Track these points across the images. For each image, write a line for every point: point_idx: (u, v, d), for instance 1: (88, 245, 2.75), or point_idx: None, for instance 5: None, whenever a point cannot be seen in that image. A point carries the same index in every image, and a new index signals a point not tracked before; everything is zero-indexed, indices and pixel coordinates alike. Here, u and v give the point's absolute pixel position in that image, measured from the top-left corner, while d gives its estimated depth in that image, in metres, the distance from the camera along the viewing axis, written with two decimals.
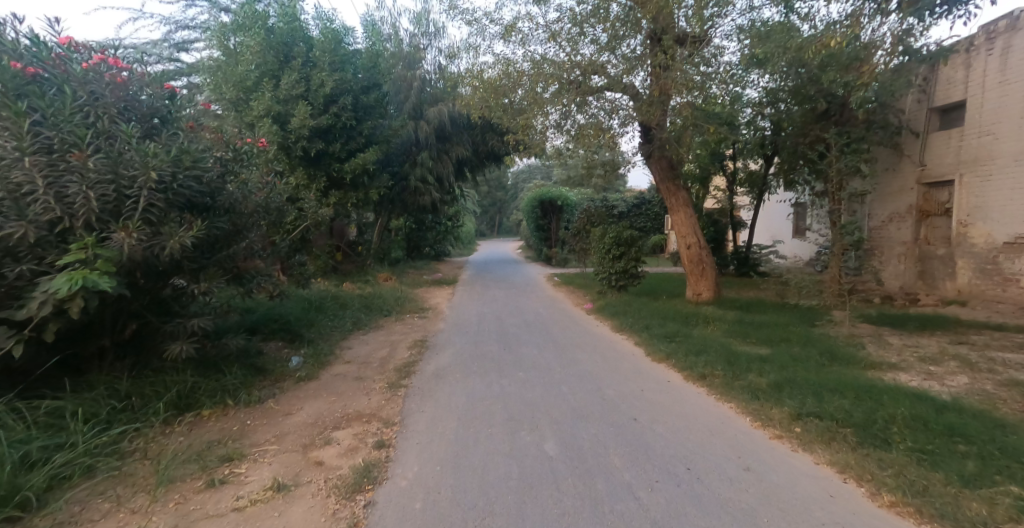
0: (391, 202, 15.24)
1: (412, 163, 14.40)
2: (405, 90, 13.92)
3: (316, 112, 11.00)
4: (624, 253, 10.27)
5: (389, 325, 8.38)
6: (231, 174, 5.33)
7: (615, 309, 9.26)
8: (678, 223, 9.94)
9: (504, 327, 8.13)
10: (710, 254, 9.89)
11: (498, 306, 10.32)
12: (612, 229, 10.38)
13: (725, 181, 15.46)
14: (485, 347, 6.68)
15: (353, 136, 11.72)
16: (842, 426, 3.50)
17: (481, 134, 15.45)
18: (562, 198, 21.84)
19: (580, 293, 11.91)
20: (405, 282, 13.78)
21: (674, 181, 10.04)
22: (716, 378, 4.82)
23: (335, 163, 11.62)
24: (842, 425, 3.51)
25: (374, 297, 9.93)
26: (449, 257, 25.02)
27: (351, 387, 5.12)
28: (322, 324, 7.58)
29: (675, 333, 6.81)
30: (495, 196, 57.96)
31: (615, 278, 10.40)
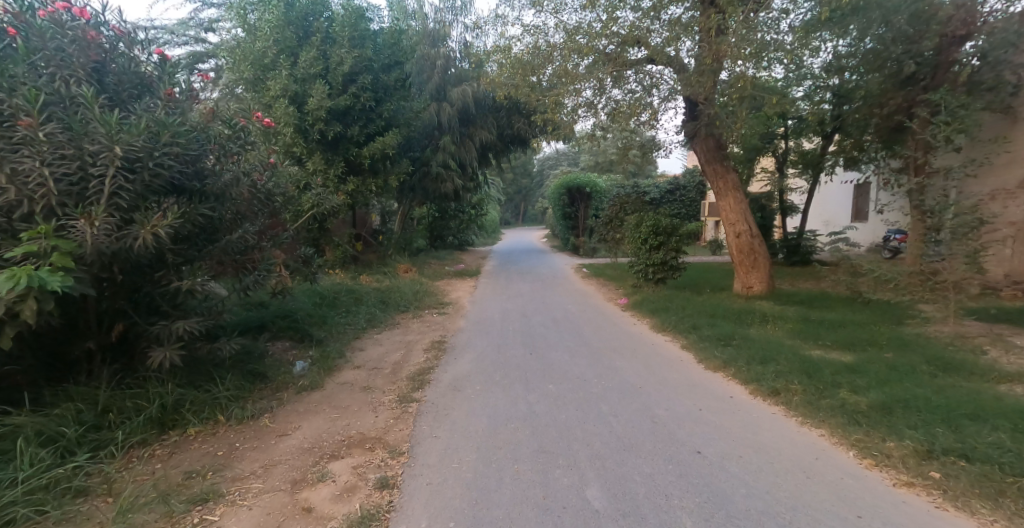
0: (412, 189, 14.61)
1: (434, 148, 13.70)
2: (428, 70, 13.17)
3: (334, 93, 10.32)
4: (662, 243, 9.37)
5: (407, 322, 7.74)
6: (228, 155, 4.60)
7: (654, 305, 8.39)
8: (726, 209, 8.96)
9: (531, 326, 7.39)
10: (762, 243, 8.91)
11: (524, 302, 9.61)
12: (649, 216, 9.49)
13: (776, 163, 14.42)
14: (510, 351, 5.96)
15: (373, 118, 11.04)
16: (1010, 475, 2.68)
17: (508, 116, 14.63)
18: (591, 184, 20.89)
19: (613, 286, 11.09)
20: (427, 273, 13.18)
21: (722, 162, 9.08)
22: (794, 395, 3.96)
23: (354, 147, 10.96)
24: (1009, 474, 2.69)
25: (393, 291, 9.32)
26: (472, 246, 24.36)
27: (358, 400, 4.44)
28: (333, 322, 6.98)
29: (730, 334, 5.94)
30: (520, 183, 57.21)
31: (654, 270, 9.48)
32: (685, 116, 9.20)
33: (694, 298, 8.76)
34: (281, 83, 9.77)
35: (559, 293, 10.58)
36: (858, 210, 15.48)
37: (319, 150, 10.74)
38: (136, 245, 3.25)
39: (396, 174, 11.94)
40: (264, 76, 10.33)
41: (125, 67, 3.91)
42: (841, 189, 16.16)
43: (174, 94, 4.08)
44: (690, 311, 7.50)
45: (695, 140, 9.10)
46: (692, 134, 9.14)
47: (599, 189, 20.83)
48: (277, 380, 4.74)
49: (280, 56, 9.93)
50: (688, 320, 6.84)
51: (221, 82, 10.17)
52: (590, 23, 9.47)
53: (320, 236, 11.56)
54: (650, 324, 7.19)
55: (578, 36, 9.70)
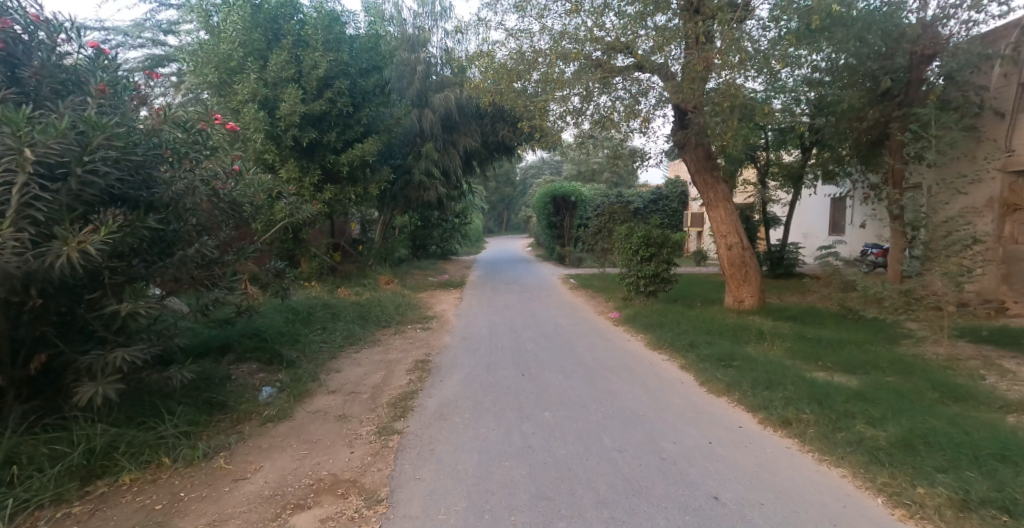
0: (393, 198, 14.15)
1: (416, 155, 13.30)
2: (409, 75, 12.80)
3: (308, 98, 9.88)
4: (654, 254, 9.15)
5: (388, 339, 7.29)
6: (182, 161, 4.14)
7: (645, 319, 8.10)
8: (717, 221, 8.73)
9: (520, 343, 7.00)
10: (754, 256, 8.72)
11: (512, 315, 9.22)
12: (640, 227, 9.26)
13: (758, 174, 14.37)
14: (499, 372, 5.57)
15: (351, 124, 10.62)
16: None
17: (491, 123, 14.31)
18: (575, 194, 20.70)
19: (602, 299, 10.80)
20: (409, 285, 12.70)
21: (712, 173, 8.86)
22: (807, 425, 3.66)
23: (330, 154, 10.49)
24: None
25: (373, 305, 8.86)
26: (456, 256, 23.91)
27: (329, 433, 3.99)
28: (308, 340, 6.50)
29: (728, 353, 5.64)
30: (504, 192, 57.05)
31: (646, 282, 9.23)
32: (675, 125, 9.01)
33: (686, 312, 8.49)
34: (250, 86, 9.27)
35: (548, 306, 10.23)
36: (834, 223, 15.36)
37: (295, 156, 10.26)
38: (58, 264, 2.81)
39: (376, 182, 11.49)
40: (230, 80, 9.80)
41: (50, 62, 3.41)
42: (819, 202, 16.12)
43: (106, 90, 3.54)
44: (684, 327, 7.20)
45: (684, 150, 8.90)
46: (681, 144, 8.96)
47: (584, 199, 20.61)
48: (240, 410, 4.26)
49: (248, 59, 9.44)
50: (683, 337, 6.54)
51: (185, 87, 9.63)
52: (575, 30, 9.23)
53: (295, 246, 11.02)
54: (643, 341, 6.87)
55: (563, 44, 9.46)
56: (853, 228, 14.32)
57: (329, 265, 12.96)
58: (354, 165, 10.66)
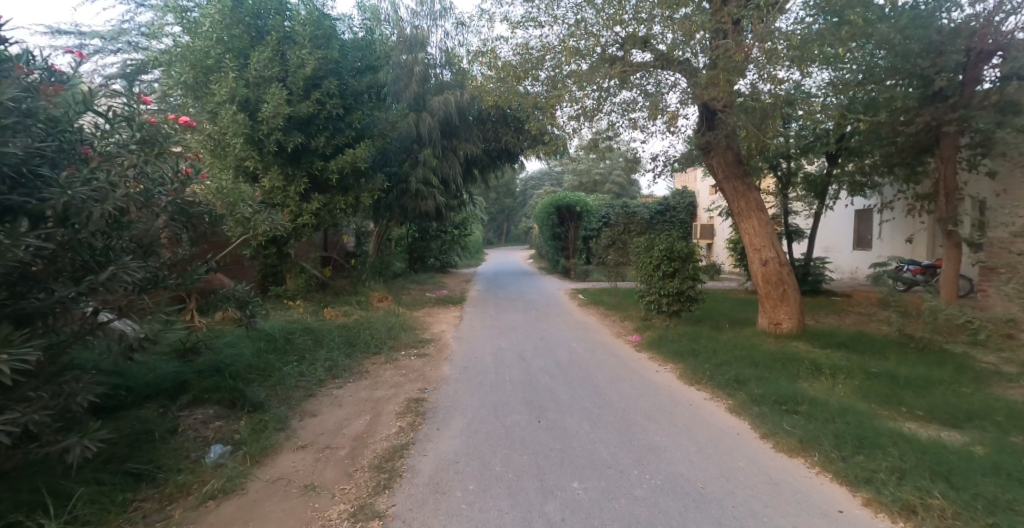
0: (389, 207, 13.26)
1: (413, 162, 12.42)
2: (405, 76, 11.91)
3: (294, 99, 8.97)
4: (678, 270, 8.23)
5: (378, 370, 6.29)
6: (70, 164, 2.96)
7: (670, 344, 7.15)
8: (749, 232, 7.86)
9: (532, 375, 6.01)
10: (791, 272, 7.81)
11: (520, 338, 8.28)
12: (662, 239, 8.40)
13: (777, 183, 13.48)
14: (510, 416, 4.62)
15: (342, 128, 9.74)
16: None
17: (494, 128, 13.47)
18: (581, 204, 19.85)
19: (616, 318, 9.85)
20: (405, 302, 11.72)
21: (743, 180, 7.98)
22: (943, 520, 2.67)
23: (319, 160, 9.57)
24: None
25: (363, 328, 7.87)
26: (456, 268, 22.94)
27: (289, 517, 2.97)
28: (281, 374, 5.50)
29: (787, 393, 4.67)
30: (503, 203, 56.40)
31: (667, 301, 8.28)
32: (702, 127, 8.16)
33: (716, 335, 7.50)
34: (227, 85, 8.34)
35: (560, 326, 9.28)
36: (859, 236, 14.58)
37: (282, 162, 9.35)
38: None
39: (369, 191, 10.59)
40: (206, 80, 8.88)
41: None
42: (842, 213, 15.32)
43: None
44: (723, 354, 6.21)
45: (711, 154, 8.06)
46: (706, 148, 8.13)
47: (589, 209, 19.72)
48: (173, 483, 3.25)
49: (224, 55, 8.51)
50: (724, 370, 5.57)
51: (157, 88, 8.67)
52: (589, 24, 8.36)
53: (281, 261, 10.05)
54: (675, 373, 5.92)
55: (575, 40, 8.59)
56: (882, 241, 13.53)
57: (319, 280, 12.04)
58: (345, 172, 9.77)
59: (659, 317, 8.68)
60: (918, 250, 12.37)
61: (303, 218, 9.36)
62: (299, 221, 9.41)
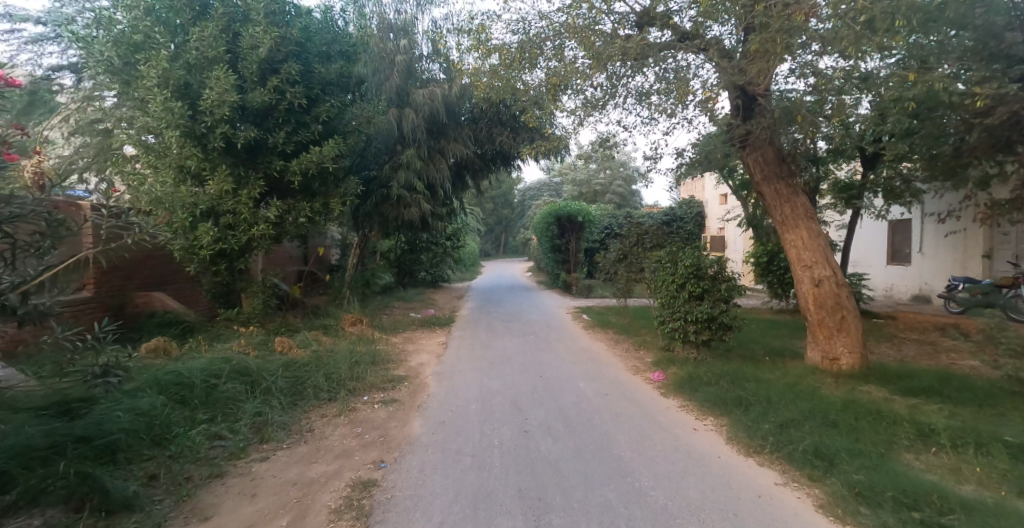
0: (369, 215, 11.80)
1: (394, 165, 11.02)
2: (385, 67, 10.55)
3: (247, 87, 7.58)
4: (707, 291, 6.74)
5: (326, 429, 4.77)
6: None
7: (704, 385, 5.62)
8: (796, 245, 6.36)
9: (529, 438, 4.46)
10: (850, 293, 6.30)
11: (516, 375, 6.73)
12: (687, 252, 6.98)
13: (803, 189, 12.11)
14: (495, 522, 3.06)
15: (307, 123, 8.37)
16: None
17: (487, 128, 12.10)
18: (583, 214, 18.54)
19: (628, 347, 8.36)
20: (384, 326, 10.19)
21: (786, 181, 6.51)
22: None
23: (278, 160, 8.14)
24: None
25: (320, 365, 6.34)
26: (449, 283, 21.39)
27: None
28: (178, 444, 3.95)
29: (910, 486, 3.13)
30: (501, 213, 55.26)
31: (696, 331, 6.70)
32: (736, 117, 6.75)
33: (761, 374, 5.96)
34: (160, 64, 6.89)
35: (564, 357, 7.72)
36: (895, 249, 13.29)
37: (233, 161, 7.89)
38: None
39: (340, 198, 9.18)
40: (137, 60, 7.43)
41: None
42: (871, 226, 14.04)
43: None
44: (783, 407, 4.68)
45: (745, 150, 6.63)
46: (738, 143, 6.70)
47: (592, 219, 18.87)
48: None
49: (157, 29, 7.04)
50: (791, 436, 4.06)
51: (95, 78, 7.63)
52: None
53: (233, 280, 8.50)
54: (723, 438, 4.35)
55: (579, 13, 7.23)
56: (923, 255, 12.25)
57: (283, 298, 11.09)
58: (311, 174, 8.35)
59: (684, 349, 7.12)
60: (971, 266, 11.06)
61: (258, 229, 7.86)
62: (253, 232, 7.89)
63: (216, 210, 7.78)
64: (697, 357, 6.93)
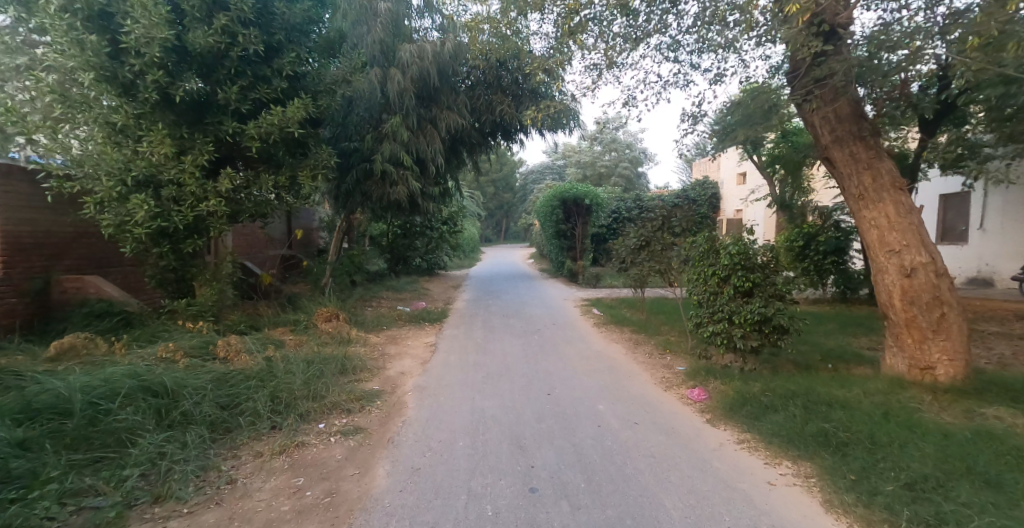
0: (351, 194, 10.43)
1: (378, 135, 9.62)
2: (367, 18, 9.11)
3: (186, 26, 6.20)
4: (758, 285, 5.39)
5: (254, 479, 3.45)
6: None
7: (765, 410, 4.26)
8: (880, 224, 4.95)
9: (540, 501, 3.10)
10: (952, 285, 4.88)
11: (518, 391, 5.39)
12: (733, 239, 5.61)
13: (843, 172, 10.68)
14: None
15: (267, 77, 7.00)
16: None
17: (486, 95, 10.67)
18: (591, 196, 17.13)
19: (650, 354, 7.03)
20: (365, 323, 8.85)
21: (866, 143, 5.10)
22: None
23: (230, 120, 6.76)
24: None
25: (270, 377, 5.02)
26: (446, 272, 20.04)
27: None
28: (6, 511, 2.63)
29: None
30: (502, 198, 53.74)
31: (744, 335, 5.33)
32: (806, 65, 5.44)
33: (835, 392, 4.58)
34: None
35: (576, 366, 6.37)
36: (947, 228, 12.69)
37: (173, 121, 6.55)
38: None
39: (311, 171, 7.80)
40: None
41: None
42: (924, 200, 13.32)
43: None
44: (895, 454, 3.31)
45: (812, 104, 5.26)
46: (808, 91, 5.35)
47: (600, 202, 17.48)
48: None
49: None
50: (940, 512, 2.68)
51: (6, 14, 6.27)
52: None
53: (182, 268, 7.10)
54: (818, 501, 2.97)
55: None
56: (984, 233, 11.62)
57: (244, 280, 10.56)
58: (272, 140, 6.98)
59: (727, 357, 5.75)
60: None
61: (207, 205, 6.48)
62: (201, 208, 6.49)
63: (156, 179, 6.37)
64: (744, 370, 5.54)
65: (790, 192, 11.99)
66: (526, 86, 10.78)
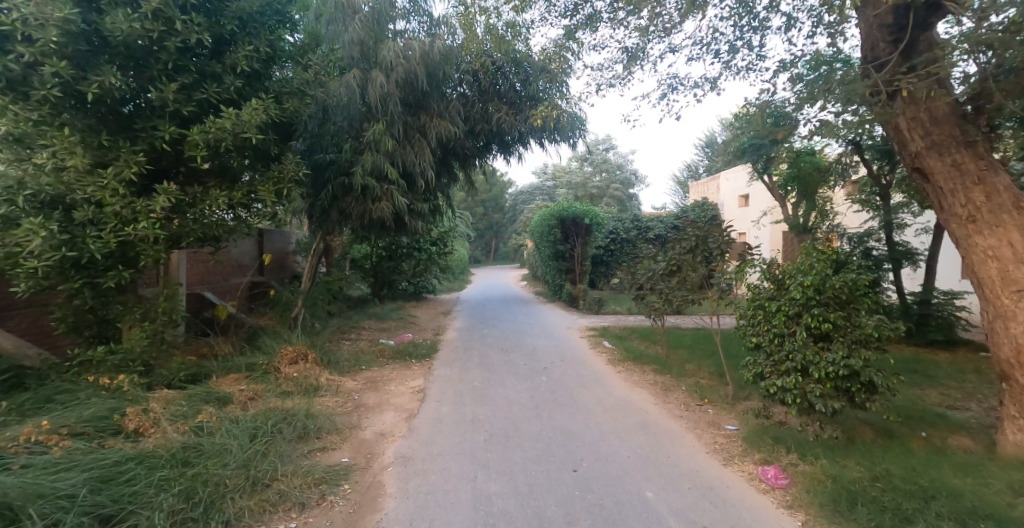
0: (327, 214, 9.19)
1: (357, 147, 8.45)
2: (345, 16, 8.01)
3: (109, 9, 5.01)
4: (839, 329, 4.16)
5: None
6: None
7: (897, 519, 3.01)
8: (999, 253, 4.07)
9: None
10: None
11: (532, 467, 4.08)
12: (807, 264, 4.41)
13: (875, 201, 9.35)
14: None
15: (218, 73, 5.81)
16: None
17: (479, 103, 9.59)
18: (591, 215, 16.03)
19: (684, 404, 5.77)
20: (339, 364, 7.52)
21: (973, 152, 4.31)
22: None
23: (167, 122, 5.50)
24: None
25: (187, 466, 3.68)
26: (435, 296, 18.74)
27: None
28: None
29: None
30: (493, 218, 52.79)
31: (823, 394, 4.07)
32: (892, 58, 4.75)
33: (973, 487, 3.36)
34: None
35: (599, 424, 5.10)
36: None
37: (91, 125, 5.30)
38: None
39: (273, 184, 6.54)
40: None
41: None
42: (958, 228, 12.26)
43: None
44: None
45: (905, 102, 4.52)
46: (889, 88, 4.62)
47: (600, 221, 16.36)
48: None
49: None
50: None
51: None
52: None
53: (105, 306, 5.73)
54: None
55: None
56: None
57: (193, 312, 9.45)
58: (222, 148, 5.75)
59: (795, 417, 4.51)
60: None
61: (137, 229, 5.16)
62: (127, 232, 5.16)
63: (68, 200, 5.03)
64: (819, 438, 4.27)
65: (812, 212, 11.00)
66: (524, 93, 9.72)
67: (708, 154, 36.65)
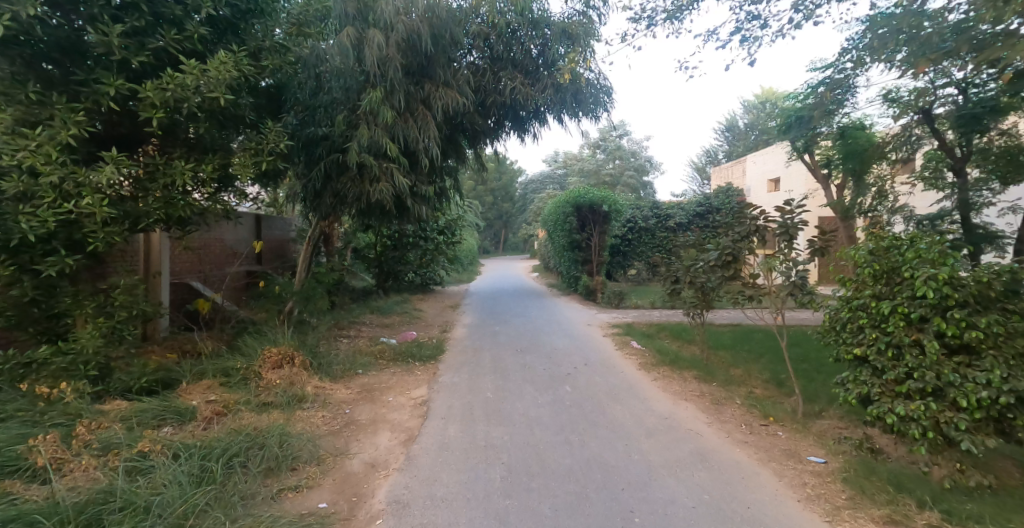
0: (319, 196, 8.18)
1: (353, 119, 7.40)
2: None
3: None
4: (989, 337, 3.04)
5: None
6: None
7: None
8: None
9: None
10: None
11: (566, 524, 3.03)
12: (935, 250, 3.29)
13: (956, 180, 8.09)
14: None
15: (178, 19, 4.82)
16: None
17: (492, 72, 8.52)
18: (610, 200, 14.90)
19: (745, 425, 4.67)
20: (331, 367, 6.52)
21: None
22: None
23: (111, 74, 4.49)
24: None
25: (96, 524, 2.69)
26: (443, 288, 17.73)
27: None
28: None
29: None
30: (503, 209, 51.68)
31: (969, 427, 2.89)
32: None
33: None
34: None
35: (644, 455, 4.03)
36: None
37: (19, 75, 4.30)
38: None
39: (249, 157, 5.54)
40: None
41: None
42: None
43: None
44: None
45: None
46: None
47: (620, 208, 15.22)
48: None
49: None
50: None
51: None
52: None
53: (50, 297, 4.62)
54: None
55: None
56: None
57: (175, 306, 8.51)
58: (184, 109, 4.77)
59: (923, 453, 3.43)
60: None
61: (84, 204, 4.15)
62: (66, 209, 4.12)
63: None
64: (955, 486, 3.14)
65: (864, 195, 9.79)
66: (541, 60, 8.61)
67: (727, 139, 35.16)
